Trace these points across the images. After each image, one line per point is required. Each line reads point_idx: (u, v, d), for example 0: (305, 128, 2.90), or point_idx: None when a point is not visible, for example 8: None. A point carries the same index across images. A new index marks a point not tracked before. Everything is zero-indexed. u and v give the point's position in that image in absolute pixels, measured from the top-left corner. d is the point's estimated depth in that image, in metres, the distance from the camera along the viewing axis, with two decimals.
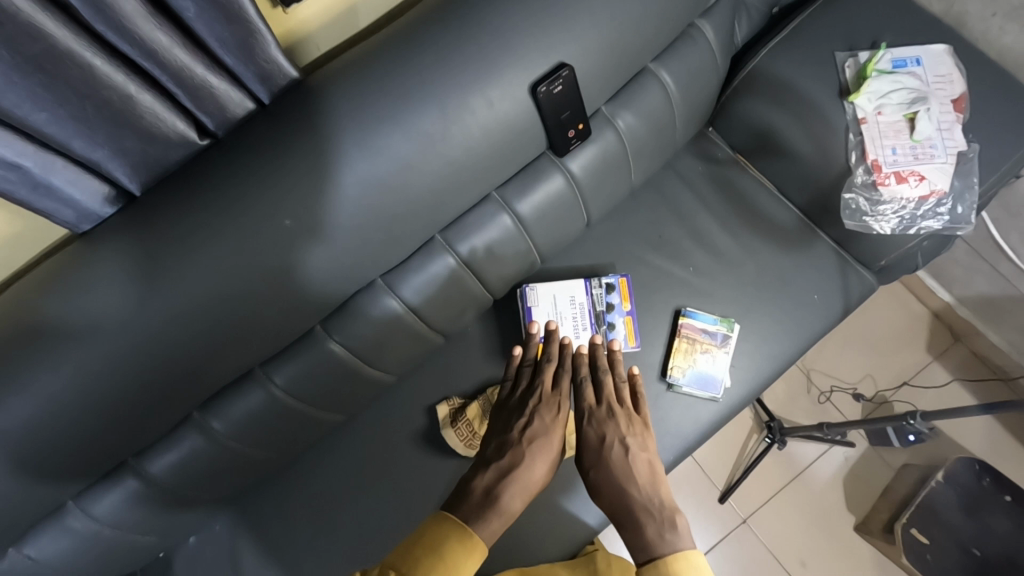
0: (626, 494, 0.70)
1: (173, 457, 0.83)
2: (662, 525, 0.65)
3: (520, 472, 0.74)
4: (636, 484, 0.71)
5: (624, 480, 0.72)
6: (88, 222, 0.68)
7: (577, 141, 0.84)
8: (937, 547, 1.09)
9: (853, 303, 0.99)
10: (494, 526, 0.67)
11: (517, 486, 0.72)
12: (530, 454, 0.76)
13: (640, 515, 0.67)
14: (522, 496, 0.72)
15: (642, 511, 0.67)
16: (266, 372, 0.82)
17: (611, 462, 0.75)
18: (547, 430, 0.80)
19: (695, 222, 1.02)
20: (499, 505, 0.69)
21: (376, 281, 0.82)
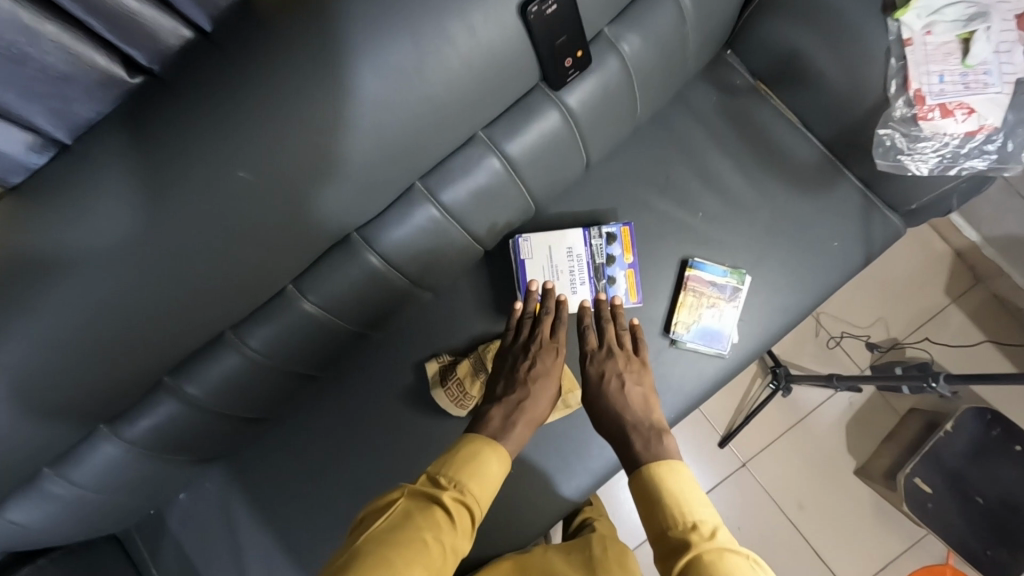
0: (620, 419, 0.73)
1: (149, 423, 0.77)
2: (650, 439, 0.69)
3: (525, 404, 0.77)
4: (630, 410, 0.74)
5: (619, 408, 0.74)
6: (17, 175, 0.59)
7: (575, 71, 0.73)
8: (938, 496, 1.07)
9: (876, 251, 0.91)
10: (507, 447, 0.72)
11: (522, 419, 0.76)
12: (534, 391, 0.78)
13: (631, 434, 0.71)
14: (526, 426, 0.76)
15: (633, 431, 0.71)
16: (238, 334, 0.75)
17: (609, 394, 0.76)
18: (547, 373, 0.80)
19: (706, 161, 0.92)
20: (508, 436, 0.73)
21: (352, 235, 0.75)
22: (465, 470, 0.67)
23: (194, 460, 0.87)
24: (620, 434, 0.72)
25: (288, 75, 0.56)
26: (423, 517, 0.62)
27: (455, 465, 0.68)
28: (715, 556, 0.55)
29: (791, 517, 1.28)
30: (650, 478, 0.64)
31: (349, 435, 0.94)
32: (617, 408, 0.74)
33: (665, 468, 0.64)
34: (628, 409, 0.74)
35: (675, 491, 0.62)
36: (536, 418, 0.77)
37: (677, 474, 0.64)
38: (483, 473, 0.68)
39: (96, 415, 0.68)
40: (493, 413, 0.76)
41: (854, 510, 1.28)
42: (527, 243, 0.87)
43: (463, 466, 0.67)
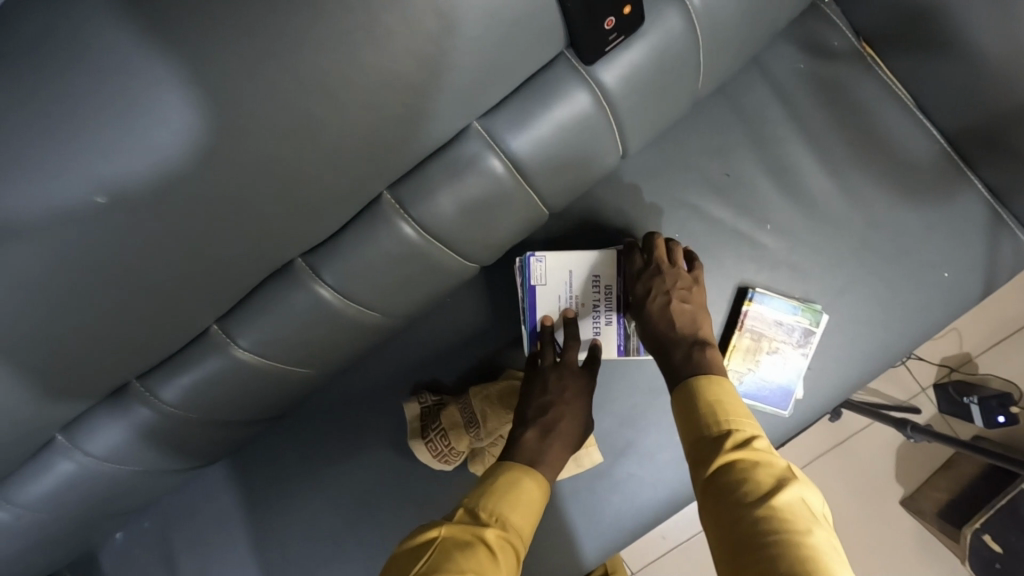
0: (660, 340, 0.57)
1: (41, 487, 0.60)
2: (694, 356, 0.53)
3: (559, 420, 0.60)
4: (672, 330, 0.57)
5: (659, 330, 0.58)
6: None
7: (617, 35, 0.50)
8: (1011, 557, 0.90)
9: (999, 283, 0.69)
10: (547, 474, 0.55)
11: (559, 439, 0.59)
12: (569, 406, 0.61)
13: (675, 357, 0.54)
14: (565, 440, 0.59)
15: (675, 353, 0.55)
16: (147, 387, 0.58)
17: (651, 316, 0.59)
18: (583, 388, 0.63)
19: (781, 153, 0.68)
20: (546, 460, 0.56)
21: (294, 261, 0.55)
22: (507, 500, 0.50)
23: (115, 512, 0.71)
24: (660, 352, 0.56)
25: (180, 46, 0.38)
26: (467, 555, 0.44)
27: (494, 499, 0.50)
28: (755, 464, 0.43)
29: None
30: (680, 387, 0.51)
31: (308, 479, 0.76)
32: (656, 329, 0.58)
33: (703, 379, 0.50)
34: (669, 327, 0.57)
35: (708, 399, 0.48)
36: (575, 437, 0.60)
37: (715, 381, 0.50)
38: (526, 503, 0.51)
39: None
40: (522, 436, 0.58)
41: (896, 544, 1.13)
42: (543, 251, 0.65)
43: (505, 497, 0.50)
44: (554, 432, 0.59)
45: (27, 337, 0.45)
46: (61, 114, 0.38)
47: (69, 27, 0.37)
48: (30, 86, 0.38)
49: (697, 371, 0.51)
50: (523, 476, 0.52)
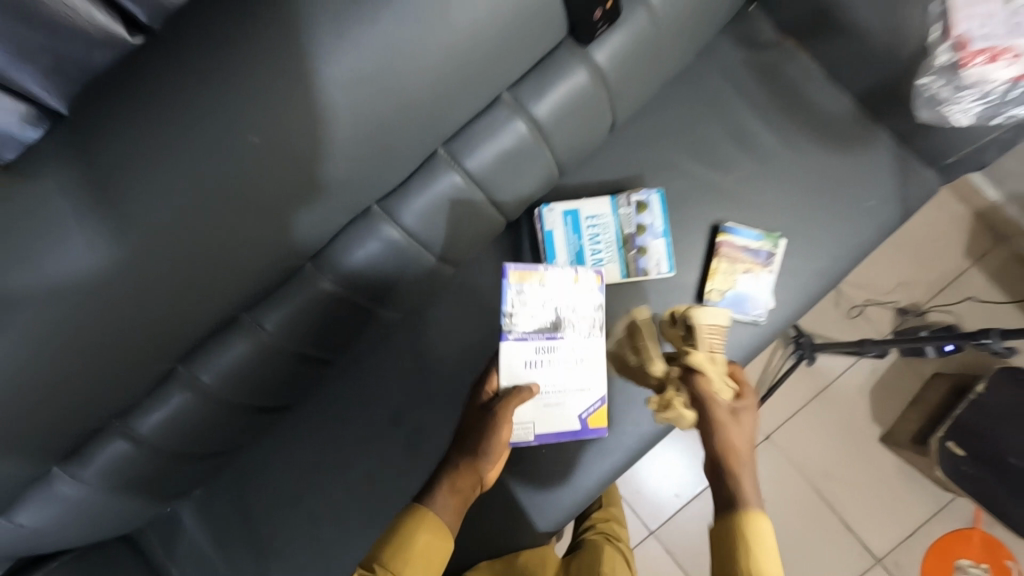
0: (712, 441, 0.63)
1: (163, 415, 0.73)
2: (728, 502, 0.59)
3: (465, 471, 0.71)
4: (732, 436, 0.63)
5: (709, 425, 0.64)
6: (10, 151, 0.54)
7: (604, 24, 0.68)
8: (972, 458, 1.05)
9: (913, 210, 0.88)
10: (445, 522, 0.67)
11: (463, 486, 0.71)
12: (476, 458, 0.72)
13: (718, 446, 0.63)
14: (465, 485, 0.71)
15: (715, 470, 0.62)
16: (254, 320, 0.73)
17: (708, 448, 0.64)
18: (495, 428, 0.72)
19: (738, 120, 0.87)
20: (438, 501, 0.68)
21: (371, 208, 0.72)
22: (404, 561, 0.62)
23: (209, 452, 0.82)
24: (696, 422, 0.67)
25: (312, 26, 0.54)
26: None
27: (389, 550, 0.63)
28: None
29: (817, 487, 1.27)
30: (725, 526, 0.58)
31: (371, 419, 0.90)
32: (711, 402, 0.65)
33: (736, 514, 0.57)
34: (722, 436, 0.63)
35: (742, 534, 0.56)
36: (478, 481, 0.72)
37: (752, 522, 0.57)
38: (406, 549, 0.63)
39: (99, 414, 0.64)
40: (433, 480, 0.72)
41: (880, 477, 1.27)
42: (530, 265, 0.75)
43: (394, 548, 0.63)
44: (457, 482, 0.71)
45: None
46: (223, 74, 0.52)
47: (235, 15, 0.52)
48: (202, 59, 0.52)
49: (739, 509, 0.58)
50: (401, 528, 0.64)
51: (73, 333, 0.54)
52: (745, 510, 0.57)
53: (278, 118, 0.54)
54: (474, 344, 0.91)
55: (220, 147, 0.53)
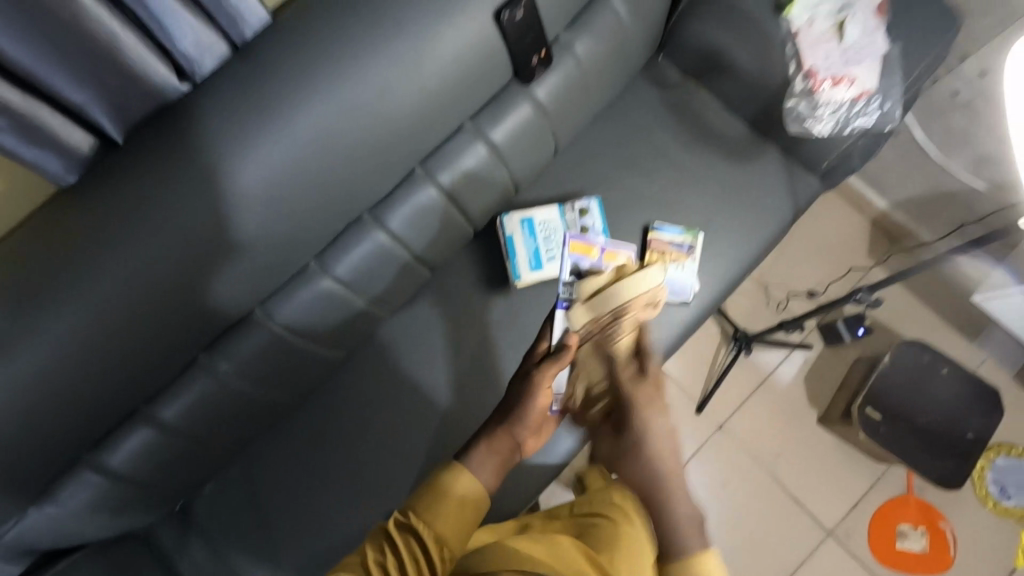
0: (637, 464, 0.67)
1: (186, 401, 0.86)
2: (688, 532, 0.61)
3: (501, 437, 0.82)
4: (643, 456, 0.67)
5: (646, 433, 0.68)
6: (74, 172, 0.70)
7: (541, 67, 0.89)
8: (888, 421, 1.22)
9: (801, 206, 1.09)
10: (480, 480, 0.76)
11: (499, 450, 0.81)
12: (509, 424, 0.83)
13: (640, 470, 0.66)
14: (501, 450, 0.81)
15: (664, 494, 0.64)
16: (266, 312, 0.86)
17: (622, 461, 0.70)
18: (530, 392, 0.83)
19: (657, 142, 1.08)
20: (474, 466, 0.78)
21: (363, 216, 0.88)
22: (432, 510, 0.71)
23: (221, 442, 0.93)
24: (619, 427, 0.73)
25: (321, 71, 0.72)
26: (407, 551, 0.67)
27: (425, 502, 0.72)
28: None
29: (771, 470, 1.40)
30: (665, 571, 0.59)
31: (363, 412, 1.01)
32: (636, 403, 0.71)
33: (689, 558, 0.59)
34: (653, 457, 0.66)
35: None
36: (513, 446, 0.83)
37: (708, 558, 0.59)
38: (439, 501, 0.72)
39: (143, 379, 0.79)
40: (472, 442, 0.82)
41: (824, 455, 1.41)
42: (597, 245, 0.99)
43: (430, 502, 0.71)
44: (494, 445, 0.81)
45: (218, 250, 0.74)
46: (252, 107, 0.71)
47: (264, 64, 0.71)
48: (238, 95, 0.70)
49: (695, 545, 0.60)
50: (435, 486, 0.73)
51: (132, 300, 0.71)
52: (700, 546, 0.60)
53: (298, 134, 0.72)
54: (454, 340, 1.03)
55: (256, 155, 0.71)
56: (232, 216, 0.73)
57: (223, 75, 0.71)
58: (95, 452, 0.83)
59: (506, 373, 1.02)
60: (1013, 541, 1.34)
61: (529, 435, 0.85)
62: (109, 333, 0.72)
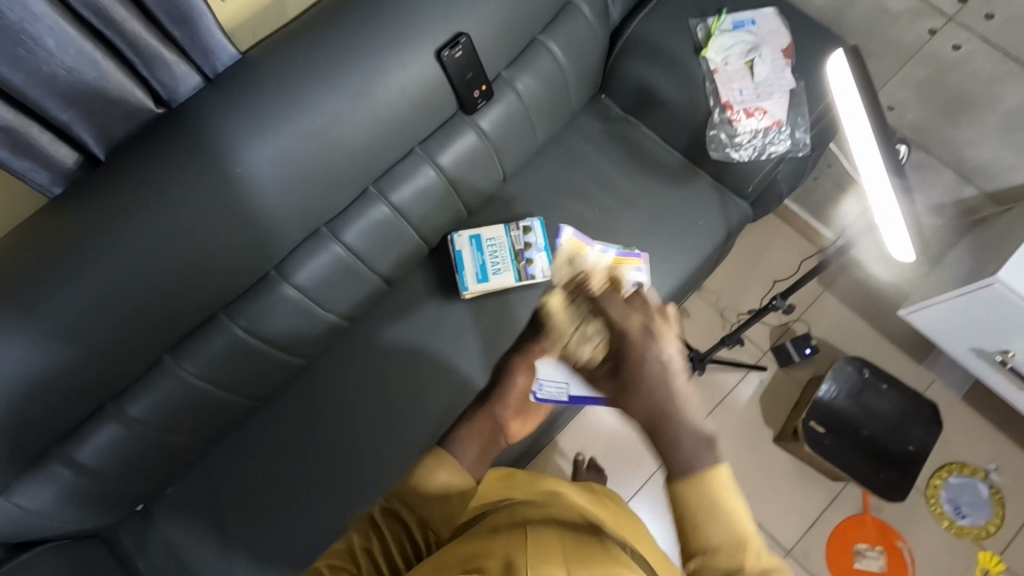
0: (637, 394, 0.55)
1: (150, 399, 0.92)
2: (697, 442, 0.52)
3: (483, 417, 0.85)
4: (642, 385, 0.55)
5: (645, 367, 0.55)
6: (59, 184, 0.80)
7: (483, 100, 1.01)
8: (831, 434, 1.33)
9: (733, 227, 1.18)
10: (462, 463, 0.77)
11: (481, 428, 0.83)
12: (489, 403, 0.87)
13: (639, 402, 0.55)
14: (484, 429, 0.83)
15: (670, 418, 0.53)
16: (229, 316, 0.95)
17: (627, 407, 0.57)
18: (512, 372, 0.90)
19: (598, 171, 1.19)
20: (457, 453, 0.78)
21: (321, 229, 0.97)
22: (420, 497, 0.71)
23: (184, 442, 0.99)
24: (624, 378, 0.57)
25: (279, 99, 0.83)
26: (390, 530, 0.72)
27: (408, 488, 0.72)
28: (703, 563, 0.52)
29: None
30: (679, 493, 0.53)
31: (322, 418, 1.07)
32: (628, 336, 0.57)
33: (698, 475, 0.52)
34: (652, 387, 0.54)
35: (708, 499, 0.52)
36: (495, 428, 0.85)
37: (716, 473, 0.52)
38: (422, 487, 0.71)
39: (107, 376, 0.86)
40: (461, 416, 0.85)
41: (782, 475, 1.44)
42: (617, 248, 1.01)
43: (413, 488, 0.72)
44: (475, 429, 0.83)
45: (183, 255, 0.83)
46: (216, 127, 0.80)
47: (229, 92, 0.81)
48: (205, 118, 0.80)
49: (705, 464, 0.52)
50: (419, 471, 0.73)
51: (104, 297, 0.79)
52: (709, 465, 0.52)
53: (260, 152, 0.82)
54: (407, 350, 1.10)
55: (219, 170, 0.81)
56: (199, 225, 0.82)
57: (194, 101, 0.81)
58: (61, 445, 0.88)
59: (457, 378, 1.10)
60: (972, 560, 1.35)
61: (509, 415, 0.89)
62: (79, 330, 0.79)
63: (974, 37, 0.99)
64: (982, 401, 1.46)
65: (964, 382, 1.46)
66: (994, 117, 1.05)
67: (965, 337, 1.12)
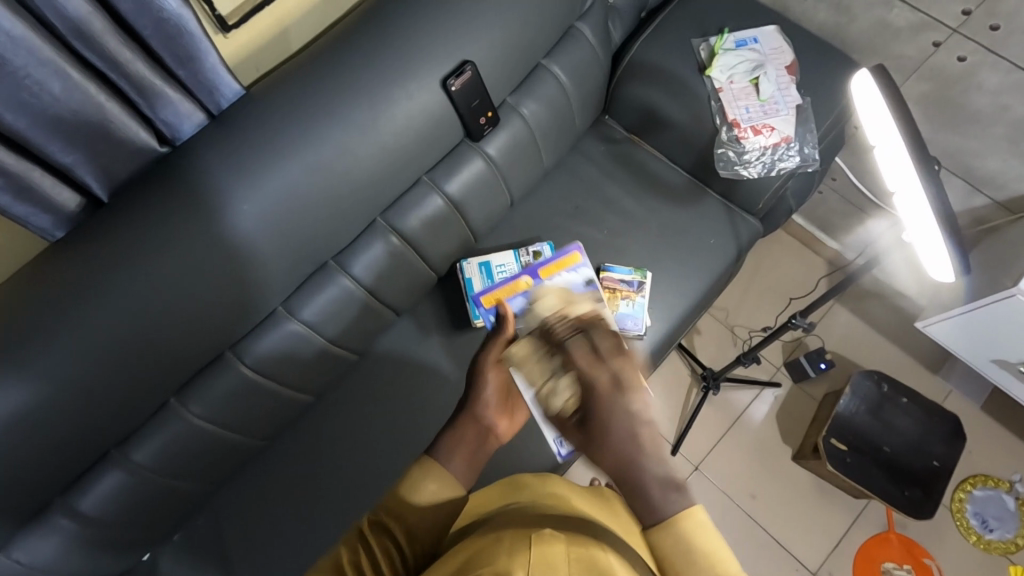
0: (605, 448, 0.58)
1: (156, 443, 0.89)
2: (667, 487, 0.55)
3: (466, 425, 0.81)
4: (614, 437, 0.57)
5: (614, 421, 0.58)
6: (61, 228, 0.79)
7: (489, 127, 1.00)
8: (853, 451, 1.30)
9: (744, 245, 1.17)
10: (451, 469, 0.73)
11: (466, 436, 0.79)
12: (469, 409, 0.83)
13: (608, 455, 0.58)
14: (470, 437, 0.79)
15: (639, 471, 0.56)
16: (236, 355, 0.92)
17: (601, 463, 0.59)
18: (481, 375, 0.88)
19: (604, 192, 1.19)
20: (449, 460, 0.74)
21: (329, 262, 0.95)
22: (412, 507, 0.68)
23: (189, 486, 0.96)
24: (590, 432, 0.60)
25: (282, 133, 0.81)
26: (382, 547, 0.66)
27: (400, 491, 0.70)
28: None
29: (748, 510, 1.39)
30: (652, 542, 0.55)
31: (332, 454, 1.05)
32: (594, 390, 0.60)
33: (669, 522, 0.54)
34: (620, 441, 0.57)
35: (684, 548, 0.53)
36: (483, 432, 0.81)
37: (689, 516, 0.54)
38: (414, 495, 0.69)
39: (110, 422, 0.83)
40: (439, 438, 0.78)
41: (802, 493, 1.41)
42: (509, 282, 1.07)
43: (404, 496, 0.69)
44: (460, 434, 0.79)
45: (189, 295, 0.80)
46: (220, 165, 0.79)
47: (233, 130, 0.80)
48: (210, 157, 0.79)
49: (675, 509, 0.54)
50: (412, 477, 0.70)
51: (108, 343, 0.77)
52: (680, 509, 0.55)
53: (268, 188, 0.81)
54: (420, 383, 1.08)
55: (226, 208, 0.79)
56: (203, 263, 0.80)
57: (197, 140, 0.80)
58: (63, 496, 0.85)
59: None
60: None
61: (492, 416, 0.84)
62: (82, 376, 0.77)
63: (980, 48, 0.98)
64: (1001, 412, 1.43)
65: (981, 392, 1.44)
66: (1001, 128, 1.04)
67: (987, 350, 1.11)
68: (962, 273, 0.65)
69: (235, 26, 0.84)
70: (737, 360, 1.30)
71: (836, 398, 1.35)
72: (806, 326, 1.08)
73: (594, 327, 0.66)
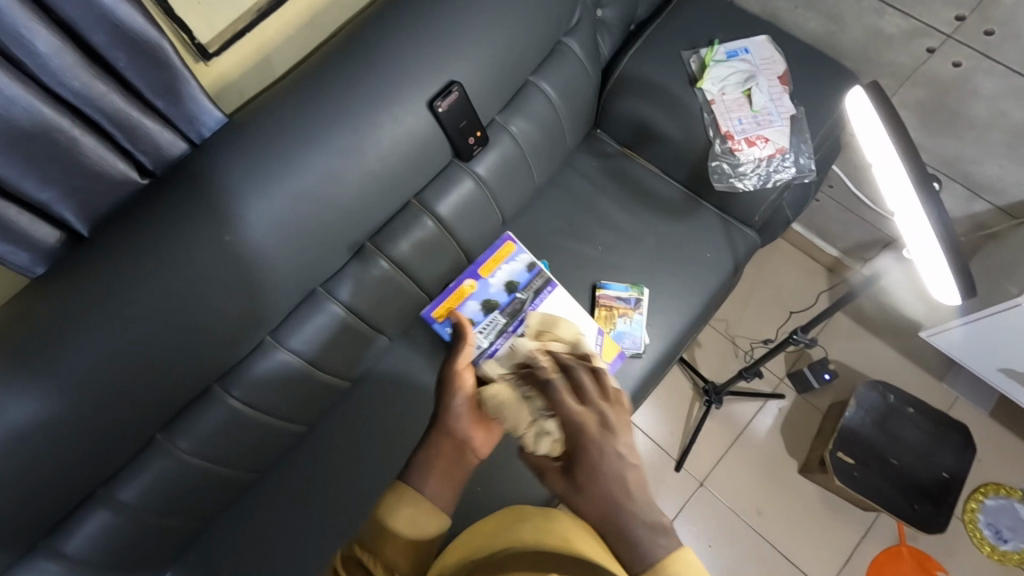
0: (593, 496, 0.56)
1: (143, 480, 0.87)
2: (655, 531, 0.54)
3: (440, 443, 0.76)
4: (601, 485, 0.55)
5: (602, 466, 0.56)
6: (41, 264, 0.76)
7: (478, 146, 0.99)
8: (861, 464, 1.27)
9: (742, 257, 1.15)
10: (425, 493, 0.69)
11: (442, 455, 0.74)
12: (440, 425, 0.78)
13: (591, 502, 0.55)
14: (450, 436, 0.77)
15: (626, 511, 0.54)
16: (223, 388, 0.90)
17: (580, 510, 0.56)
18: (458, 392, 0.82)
19: (597, 208, 1.17)
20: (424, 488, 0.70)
21: (317, 289, 0.94)
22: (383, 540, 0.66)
23: (181, 521, 0.94)
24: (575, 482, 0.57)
25: (263, 161, 0.79)
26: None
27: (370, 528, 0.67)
28: None
29: (755, 526, 1.36)
30: None
31: (327, 482, 1.02)
32: (583, 432, 0.58)
33: None
34: (608, 490, 0.55)
35: None
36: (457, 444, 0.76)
37: None
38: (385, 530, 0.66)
39: (94, 463, 0.80)
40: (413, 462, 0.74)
41: (811, 507, 1.38)
42: (454, 290, 1.08)
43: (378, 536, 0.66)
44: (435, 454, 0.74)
45: (172, 331, 0.78)
46: (200, 196, 0.77)
47: (212, 159, 0.78)
48: (190, 189, 0.76)
49: None
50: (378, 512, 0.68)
51: (89, 384, 0.74)
52: None
53: (250, 218, 0.79)
54: (415, 408, 1.06)
55: (206, 239, 0.77)
56: (185, 297, 0.78)
57: (177, 170, 0.78)
58: (48, 539, 0.83)
59: None
60: None
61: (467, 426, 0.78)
62: (62, 418, 0.74)
63: (975, 53, 0.97)
64: (1011, 418, 1.40)
65: (988, 399, 1.41)
66: (1000, 133, 1.02)
67: (994, 359, 1.08)
68: (968, 294, 0.63)
69: (216, 53, 0.83)
70: (739, 374, 1.27)
71: (841, 409, 1.32)
72: (810, 339, 1.05)
73: (573, 364, 0.64)
